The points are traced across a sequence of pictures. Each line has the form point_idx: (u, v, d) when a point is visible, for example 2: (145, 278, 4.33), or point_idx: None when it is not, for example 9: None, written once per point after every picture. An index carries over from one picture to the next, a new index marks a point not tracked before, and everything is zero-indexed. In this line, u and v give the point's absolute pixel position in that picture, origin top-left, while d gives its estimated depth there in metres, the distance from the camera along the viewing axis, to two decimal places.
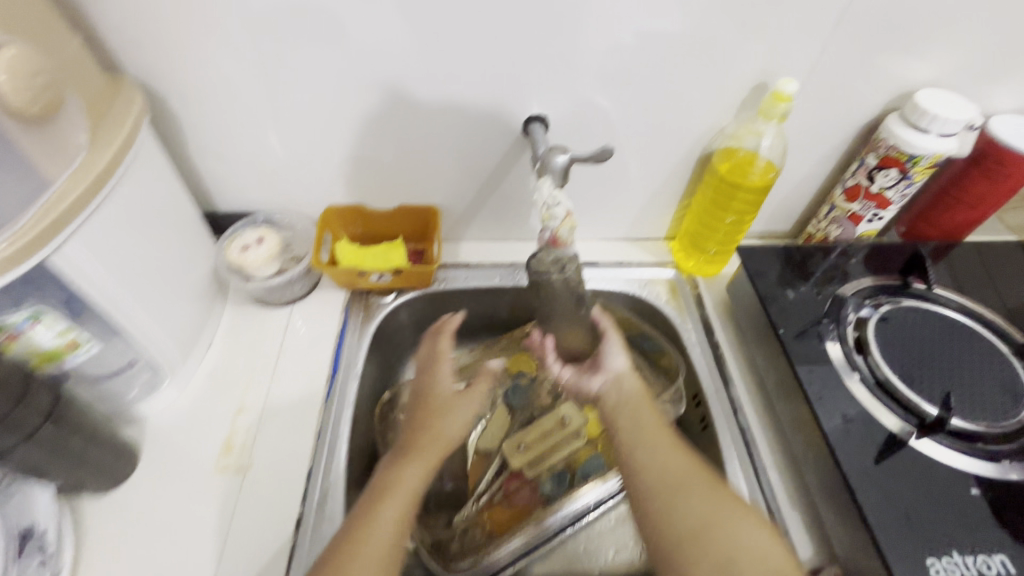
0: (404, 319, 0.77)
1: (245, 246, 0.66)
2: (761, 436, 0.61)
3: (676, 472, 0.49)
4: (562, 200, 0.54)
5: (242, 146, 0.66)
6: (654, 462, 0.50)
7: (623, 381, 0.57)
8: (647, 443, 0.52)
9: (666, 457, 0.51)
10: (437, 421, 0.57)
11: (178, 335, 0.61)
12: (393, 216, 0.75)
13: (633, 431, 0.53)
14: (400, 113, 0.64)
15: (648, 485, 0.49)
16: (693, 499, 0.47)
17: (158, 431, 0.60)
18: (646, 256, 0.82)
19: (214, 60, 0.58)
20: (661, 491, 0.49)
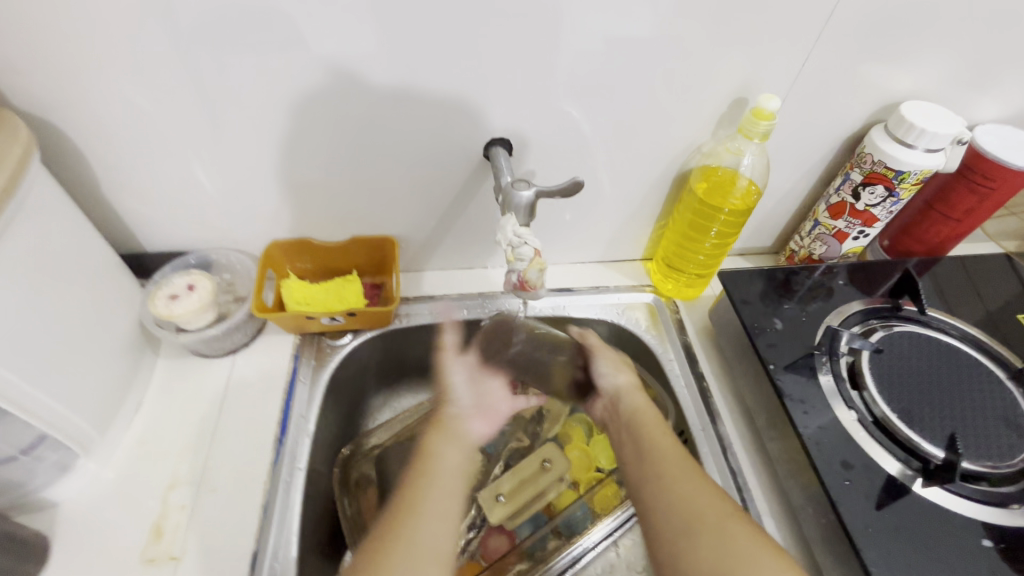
0: (363, 360, 0.70)
1: (173, 296, 0.58)
2: (755, 479, 0.57)
3: (691, 504, 0.45)
4: (529, 240, 0.48)
5: (167, 181, 0.58)
6: (667, 493, 0.46)
7: (621, 399, 0.58)
8: (666, 474, 0.47)
9: (681, 485, 0.46)
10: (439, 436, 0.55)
11: (94, 404, 0.52)
12: (346, 248, 0.68)
13: (640, 453, 0.51)
14: (346, 138, 0.58)
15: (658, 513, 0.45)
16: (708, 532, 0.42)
17: (75, 518, 0.52)
18: (623, 279, 0.77)
19: (121, 87, 0.50)
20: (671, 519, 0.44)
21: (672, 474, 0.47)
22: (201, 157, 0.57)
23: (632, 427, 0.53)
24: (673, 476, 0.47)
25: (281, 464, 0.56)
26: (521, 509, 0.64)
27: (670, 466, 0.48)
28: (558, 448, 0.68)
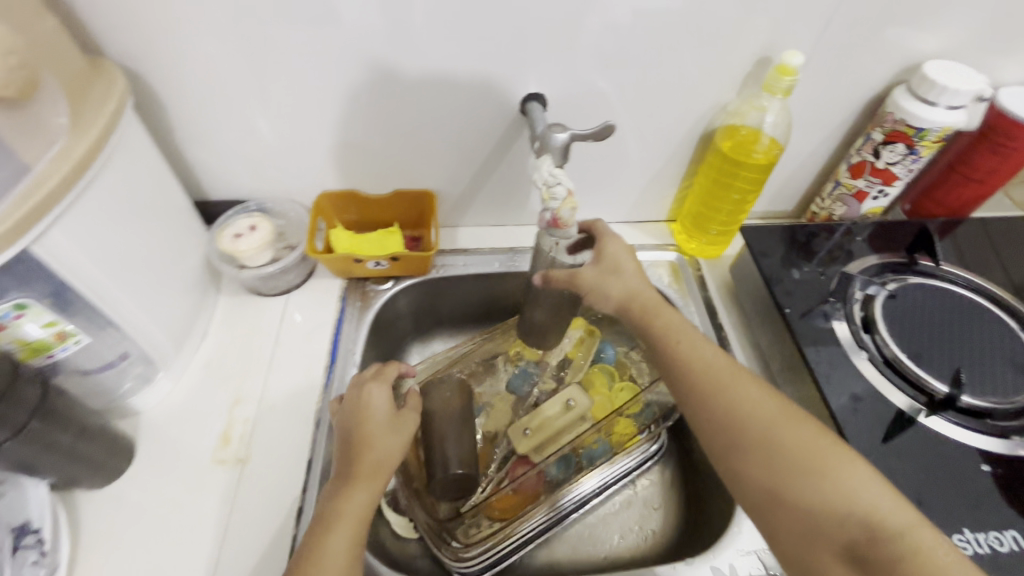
0: (402, 306, 0.75)
1: (238, 234, 0.65)
2: None
3: (769, 411, 0.47)
4: (563, 179, 0.51)
5: (231, 132, 0.64)
6: (747, 402, 0.47)
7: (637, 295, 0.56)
8: (732, 385, 0.48)
9: (756, 395, 0.48)
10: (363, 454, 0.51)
11: (170, 328, 0.59)
12: (389, 202, 0.73)
13: (702, 368, 0.50)
14: (393, 93, 0.62)
15: (747, 416, 0.46)
16: (797, 431, 0.45)
17: (154, 425, 0.59)
18: (648, 238, 0.81)
19: (198, 41, 0.55)
20: (759, 428, 0.46)
21: (733, 387, 0.48)
22: (263, 110, 0.62)
23: (660, 332, 0.54)
24: (733, 393, 0.48)
25: (331, 388, 0.63)
26: (547, 444, 0.68)
27: (733, 382, 0.48)
28: (581, 390, 0.72)
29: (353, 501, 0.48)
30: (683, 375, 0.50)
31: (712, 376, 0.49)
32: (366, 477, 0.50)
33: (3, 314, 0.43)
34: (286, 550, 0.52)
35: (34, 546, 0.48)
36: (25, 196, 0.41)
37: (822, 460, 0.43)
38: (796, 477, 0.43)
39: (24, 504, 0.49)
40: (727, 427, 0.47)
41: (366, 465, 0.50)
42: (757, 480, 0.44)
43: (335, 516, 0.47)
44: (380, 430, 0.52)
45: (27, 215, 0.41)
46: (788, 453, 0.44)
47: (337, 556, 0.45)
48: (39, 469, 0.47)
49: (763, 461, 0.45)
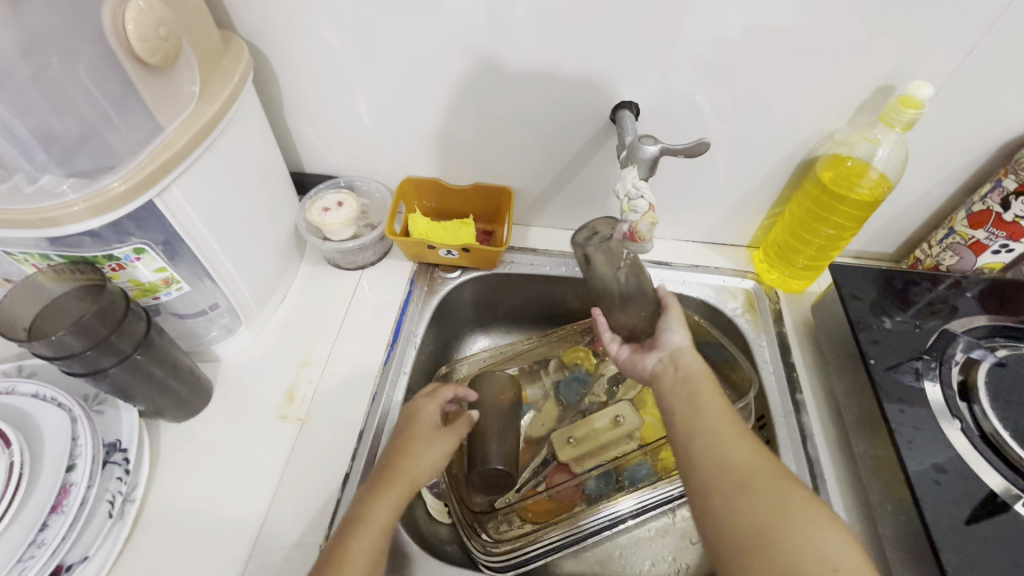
0: (466, 297, 0.77)
1: (326, 209, 0.67)
2: (831, 467, 0.59)
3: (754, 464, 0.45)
4: (646, 192, 0.50)
5: (332, 112, 0.68)
6: (735, 450, 0.45)
7: (681, 357, 0.52)
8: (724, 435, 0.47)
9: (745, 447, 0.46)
10: (409, 459, 0.53)
11: (257, 285, 0.64)
12: (468, 193, 0.75)
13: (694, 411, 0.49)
14: (490, 90, 0.63)
15: (733, 463, 0.45)
16: (780, 490, 0.43)
17: (230, 372, 0.64)
18: (725, 263, 0.77)
19: (316, 25, 0.59)
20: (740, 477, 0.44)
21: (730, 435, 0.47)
22: (364, 91, 0.65)
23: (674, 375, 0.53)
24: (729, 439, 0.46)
25: (391, 365, 0.65)
26: (590, 457, 0.67)
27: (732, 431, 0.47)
28: (633, 407, 0.70)
29: (384, 498, 0.50)
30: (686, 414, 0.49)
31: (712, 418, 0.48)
32: (398, 482, 0.51)
33: (125, 256, 0.48)
34: (329, 511, 0.54)
35: (119, 463, 0.54)
36: (157, 152, 0.46)
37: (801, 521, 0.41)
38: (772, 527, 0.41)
39: (117, 425, 0.56)
40: (716, 467, 0.45)
41: (401, 469, 0.52)
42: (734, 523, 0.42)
43: (366, 524, 0.48)
44: (423, 438, 0.55)
45: (156, 169, 0.45)
46: (772, 501, 0.42)
47: (360, 560, 0.46)
48: (134, 395, 0.53)
49: (742, 506, 0.42)
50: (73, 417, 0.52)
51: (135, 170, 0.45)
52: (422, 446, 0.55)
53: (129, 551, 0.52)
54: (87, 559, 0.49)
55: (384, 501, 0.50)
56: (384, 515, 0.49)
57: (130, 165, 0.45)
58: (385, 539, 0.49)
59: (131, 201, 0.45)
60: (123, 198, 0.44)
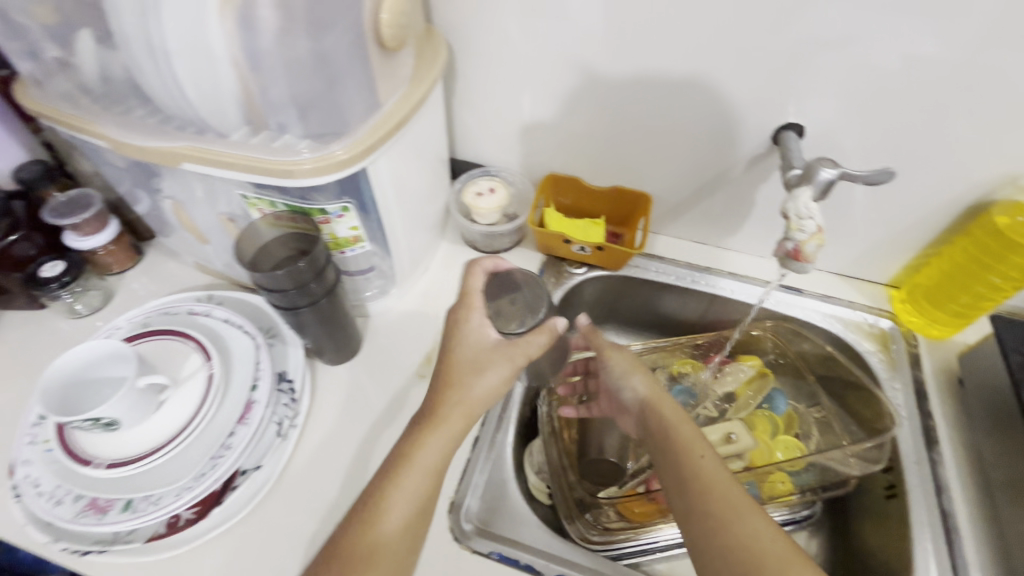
0: (588, 293, 0.80)
1: (479, 193, 0.73)
2: (967, 523, 0.57)
3: (769, 548, 0.45)
4: (817, 214, 0.50)
5: (496, 105, 0.73)
6: (742, 532, 0.47)
7: (649, 408, 0.57)
8: (734, 516, 0.47)
9: (754, 525, 0.47)
10: (453, 392, 0.52)
11: (412, 255, 0.70)
12: (606, 195, 0.77)
13: (690, 484, 0.50)
14: (655, 100, 0.66)
15: (742, 546, 0.46)
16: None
17: (377, 328, 0.70)
18: (859, 298, 0.75)
19: (506, 25, 0.64)
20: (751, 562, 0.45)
21: (742, 518, 0.47)
22: (531, 89, 0.70)
23: (675, 446, 0.53)
24: (738, 520, 0.47)
25: None
26: None
27: (742, 512, 0.47)
28: (745, 427, 0.70)
29: (430, 439, 0.50)
30: (691, 488, 0.50)
31: (719, 495, 0.49)
32: (449, 419, 0.51)
33: (333, 212, 0.55)
34: (459, 469, 0.58)
35: (286, 391, 0.61)
36: (377, 127, 0.51)
37: None
38: None
39: (284, 359, 0.63)
40: (728, 551, 0.46)
41: (450, 409, 0.51)
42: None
43: (405, 473, 0.49)
44: (472, 369, 0.53)
45: (374, 142, 0.51)
46: None
47: (404, 507, 0.48)
48: (306, 330, 0.60)
49: None
50: (256, 344, 0.61)
51: (359, 141, 0.50)
52: (468, 380, 0.52)
53: (288, 470, 0.58)
54: (258, 467, 0.56)
55: (420, 459, 0.50)
56: (428, 458, 0.50)
57: (355, 137, 0.50)
58: (438, 473, 0.50)
59: (350, 167, 0.50)
60: (346, 162, 0.50)
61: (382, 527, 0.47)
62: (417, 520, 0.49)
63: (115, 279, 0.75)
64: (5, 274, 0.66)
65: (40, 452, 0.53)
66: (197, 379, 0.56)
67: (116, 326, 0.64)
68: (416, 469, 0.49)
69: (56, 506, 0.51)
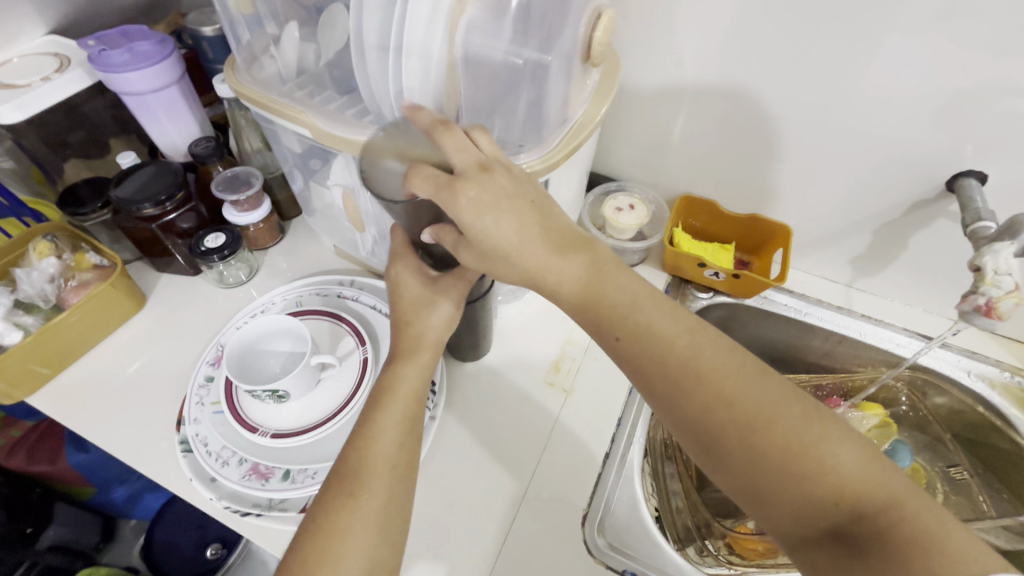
0: (709, 319, 0.78)
1: (619, 208, 0.74)
2: None
3: (745, 388, 0.40)
4: (1017, 272, 0.48)
5: (646, 122, 0.73)
6: (717, 381, 0.40)
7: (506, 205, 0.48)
8: (700, 364, 0.41)
9: (734, 373, 0.41)
10: (415, 321, 0.51)
11: None
12: (743, 222, 0.76)
13: (655, 358, 0.42)
14: (822, 133, 0.64)
15: (716, 396, 0.40)
16: (781, 417, 0.39)
17: (504, 332, 0.71)
18: (1011, 359, 0.71)
19: (679, 45, 0.64)
20: (733, 420, 0.39)
21: (709, 365, 0.41)
22: (687, 111, 0.69)
23: (614, 309, 0.43)
24: (705, 365, 0.41)
25: None
26: None
27: (703, 356, 0.41)
28: None
29: (384, 419, 0.47)
30: (652, 358, 0.42)
31: (686, 357, 0.41)
32: (426, 355, 0.51)
33: None
34: (592, 481, 0.58)
35: None
36: (567, 140, 0.52)
37: (808, 450, 0.38)
38: (783, 461, 0.38)
39: None
40: (703, 409, 0.40)
41: (417, 335, 0.51)
42: (743, 465, 0.39)
43: (391, 402, 0.48)
44: (419, 308, 0.51)
45: (564, 155, 0.51)
46: (773, 435, 0.39)
47: (386, 435, 0.47)
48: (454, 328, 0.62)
49: (744, 452, 0.39)
50: None
51: (551, 153, 0.51)
52: (422, 314, 0.51)
53: (429, 460, 0.59)
54: None
55: (395, 395, 0.49)
56: (410, 381, 0.50)
57: (547, 148, 0.51)
58: (405, 463, 0.46)
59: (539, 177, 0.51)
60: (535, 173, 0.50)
61: (371, 482, 0.44)
62: (409, 453, 0.47)
63: (260, 254, 0.79)
64: (172, 241, 0.71)
65: (208, 413, 0.58)
66: (352, 359, 0.59)
67: (271, 301, 0.68)
68: (392, 397, 0.49)
69: (222, 467, 0.54)
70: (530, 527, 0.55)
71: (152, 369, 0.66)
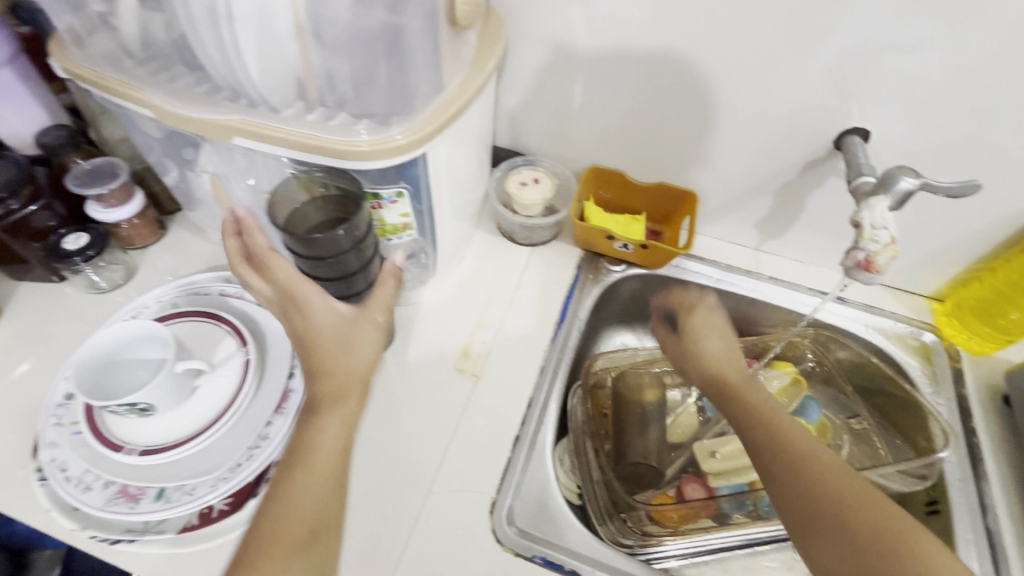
0: (625, 291, 0.78)
1: (523, 182, 0.72)
2: (1010, 534, 0.57)
3: (846, 483, 0.45)
4: (891, 226, 0.49)
5: (544, 93, 0.71)
6: (814, 467, 0.46)
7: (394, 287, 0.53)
8: (818, 461, 0.47)
9: (836, 471, 0.46)
10: (327, 358, 0.48)
11: (452, 244, 0.67)
12: (650, 191, 0.75)
13: (771, 445, 0.49)
14: (714, 96, 0.63)
15: (817, 479, 0.45)
16: (864, 507, 0.43)
17: (409, 321, 0.68)
18: (903, 310, 0.74)
19: (566, 9, 0.61)
20: (814, 497, 0.45)
21: (820, 460, 0.47)
22: (584, 78, 0.67)
23: (746, 409, 0.53)
24: (816, 458, 0.47)
25: (557, 343, 0.67)
26: (725, 475, 0.68)
27: (826, 459, 0.47)
28: None
29: (296, 490, 0.44)
30: (795, 463, 0.47)
31: (824, 461, 0.47)
32: (346, 406, 0.47)
33: (387, 198, 0.52)
34: (501, 467, 0.57)
35: None
36: (439, 110, 0.48)
37: (899, 537, 0.41)
38: (869, 546, 0.41)
39: None
40: (808, 492, 0.45)
41: (323, 390, 0.47)
42: (835, 545, 0.42)
43: (312, 463, 0.45)
44: (336, 345, 0.48)
45: (436, 127, 0.48)
46: (874, 526, 0.42)
47: (300, 499, 0.43)
48: None
49: (836, 532, 0.43)
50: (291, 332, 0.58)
51: (420, 125, 0.47)
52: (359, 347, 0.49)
53: None
54: None
55: (310, 460, 0.45)
56: (324, 438, 0.46)
57: (416, 120, 0.47)
58: (319, 526, 0.43)
59: (411, 152, 0.47)
60: (405, 148, 0.46)
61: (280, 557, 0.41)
62: (320, 512, 0.44)
63: (138, 254, 0.71)
64: (23, 244, 0.62)
65: (67, 434, 0.52)
66: (233, 363, 0.54)
67: (144, 305, 0.62)
68: (307, 454, 0.45)
69: (83, 492, 0.49)
70: (439, 522, 0.53)
71: (8, 390, 0.59)
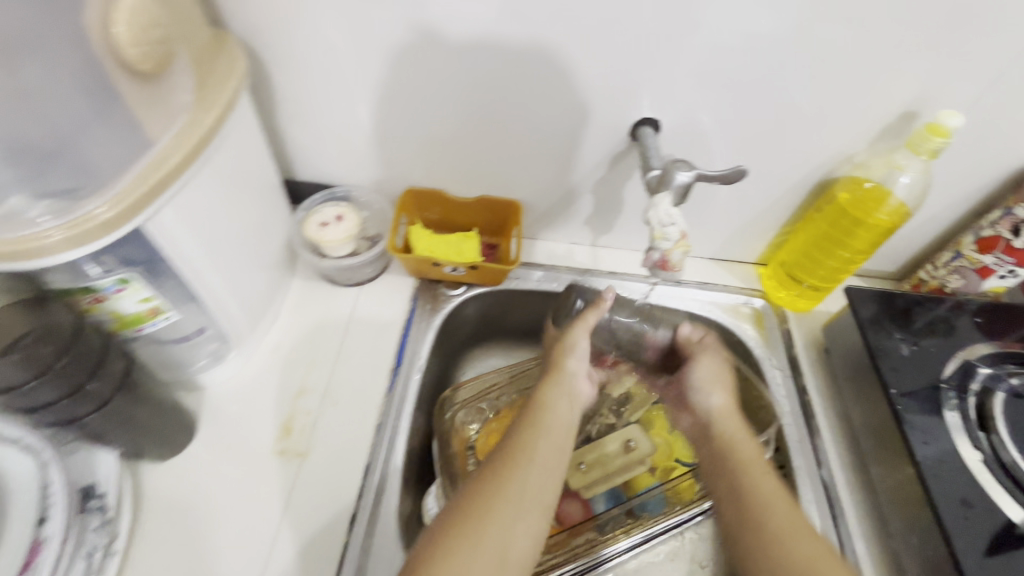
0: (469, 313, 0.73)
1: (324, 223, 0.63)
2: (842, 481, 0.60)
3: (768, 490, 0.52)
4: (677, 220, 0.49)
5: (329, 119, 0.63)
6: (756, 486, 0.52)
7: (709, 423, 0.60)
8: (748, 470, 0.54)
9: (776, 502, 0.51)
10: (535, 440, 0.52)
11: (249, 307, 0.58)
12: (473, 206, 0.71)
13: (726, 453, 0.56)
14: (501, 104, 0.59)
15: (748, 492, 0.52)
16: (777, 513, 0.50)
17: (215, 407, 0.58)
18: (734, 281, 0.76)
19: (317, 26, 0.54)
20: (747, 498, 0.52)
21: (764, 481, 0.53)
22: (366, 98, 0.60)
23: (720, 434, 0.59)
24: (754, 476, 0.53)
25: (394, 391, 0.61)
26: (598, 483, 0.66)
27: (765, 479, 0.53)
28: (642, 430, 0.70)
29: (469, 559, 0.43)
30: (727, 463, 0.55)
31: (762, 472, 0.54)
32: (514, 498, 0.48)
33: (107, 287, 0.43)
34: (337, 556, 0.50)
35: (96, 510, 0.49)
36: (145, 173, 0.40)
37: (799, 544, 0.48)
38: (772, 539, 0.49)
39: (92, 468, 0.51)
40: (743, 493, 0.52)
41: (531, 440, 0.53)
42: (741, 525, 0.51)
43: (483, 532, 0.45)
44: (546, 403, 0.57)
45: (144, 194, 0.40)
46: (783, 516, 0.50)
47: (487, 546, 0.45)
48: (107, 434, 0.48)
49: (754, 527, 0.50)
50: (41, 463, 0.48)
51: (120, 195, 0.39)
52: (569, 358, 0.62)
53: None
54: None
55: (498, 509, 0.47)
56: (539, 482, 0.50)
57: (114, 190, 0.39)
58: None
59: (117, 230, 0.39)
60: (105, 228, 0.38)
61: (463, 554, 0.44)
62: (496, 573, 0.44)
63: None
64: None
65: None
66: None
67: None
68: (513, 506, 0.47)
69: None
70: None
71: None
